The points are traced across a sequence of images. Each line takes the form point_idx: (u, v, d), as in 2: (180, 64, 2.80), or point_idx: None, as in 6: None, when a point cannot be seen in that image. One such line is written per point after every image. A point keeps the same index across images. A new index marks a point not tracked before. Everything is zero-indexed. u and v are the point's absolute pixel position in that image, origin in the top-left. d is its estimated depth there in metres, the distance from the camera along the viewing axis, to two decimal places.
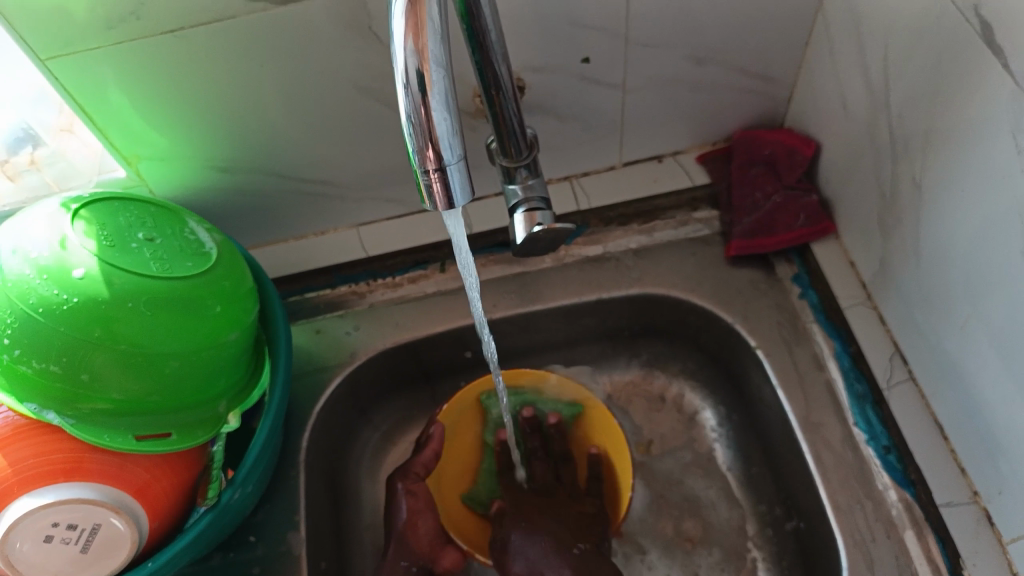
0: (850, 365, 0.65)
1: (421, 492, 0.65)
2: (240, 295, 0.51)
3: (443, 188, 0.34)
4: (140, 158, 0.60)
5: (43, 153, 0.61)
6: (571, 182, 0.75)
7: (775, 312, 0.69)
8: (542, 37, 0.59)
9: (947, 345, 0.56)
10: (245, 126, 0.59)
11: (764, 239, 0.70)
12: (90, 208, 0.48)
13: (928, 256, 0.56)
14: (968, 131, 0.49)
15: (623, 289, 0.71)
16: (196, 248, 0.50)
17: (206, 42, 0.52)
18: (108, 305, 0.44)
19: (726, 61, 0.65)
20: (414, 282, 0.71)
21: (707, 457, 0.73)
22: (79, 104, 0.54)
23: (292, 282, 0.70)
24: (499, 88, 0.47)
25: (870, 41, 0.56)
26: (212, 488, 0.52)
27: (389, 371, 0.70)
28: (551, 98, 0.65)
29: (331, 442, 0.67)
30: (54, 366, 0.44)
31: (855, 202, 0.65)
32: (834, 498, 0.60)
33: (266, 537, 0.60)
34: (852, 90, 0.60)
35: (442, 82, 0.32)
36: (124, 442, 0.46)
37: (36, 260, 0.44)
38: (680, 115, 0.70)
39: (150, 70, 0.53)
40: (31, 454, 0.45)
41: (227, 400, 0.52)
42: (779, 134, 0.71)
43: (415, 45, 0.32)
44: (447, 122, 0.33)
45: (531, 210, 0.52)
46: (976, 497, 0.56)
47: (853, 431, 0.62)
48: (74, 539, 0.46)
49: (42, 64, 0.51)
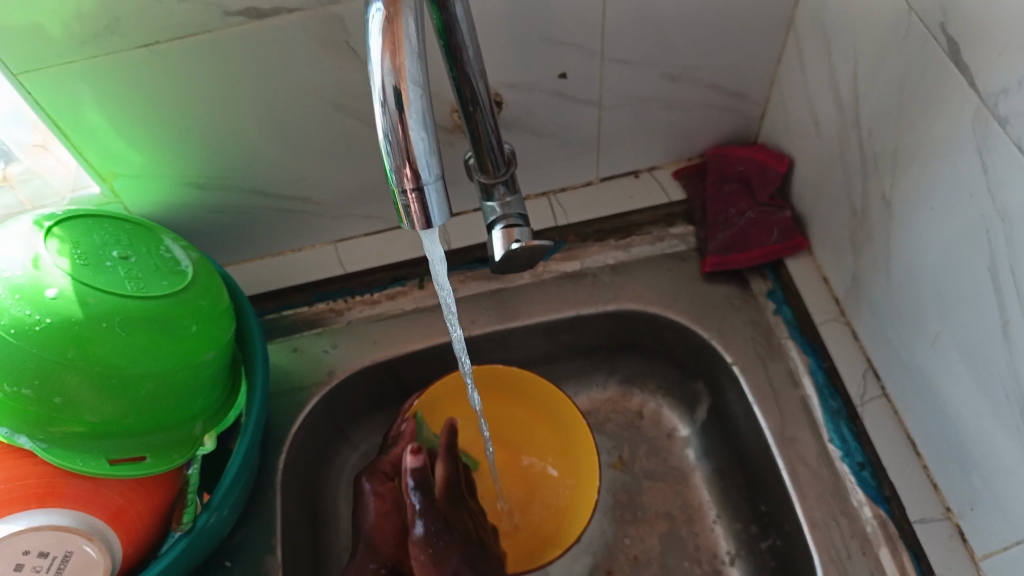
0: (824, 379, 0.66)
1: (389, 493, 0.61)
2: (216, 314, 0.50)
3: (421, 208, 0.34)
4: (116, 175, 0.59)
5: (16, 169, 0.60)
6: (548, 197, 0.75)
7: (750, 327, 0.70)
8: (519, 54, 0.60)
9: (918, 357, 0.57)
10: (220, 142, 0.59)
11: (738, 254, 0.71)
12: (63, 226, 0.47)
13: (898, 270, 0.57)
14: (935, 147, 0.50)
15: (600, 304, 0.72)
16: (171, 266, 0.49)
17: (180, 58, 0.51)
18: (83, 326, 0.43)
19: (700, 79, 0.66)
20: (392, 299, 0.71)
21: (685, 473, 0.73)
22: (53, 121, 0.53)
23: (269, 300, 0.70)
24: (476, 103, 0.47)
25: (840, 60, 0.57)
26: (187, 512, 0.51)
27: (368, 389, 0.70)
28: (528, 114, 0.66)
29: (308, 463, 0.66)
30: (26, 389, 0.43)
31: (826, 218, 0.66)
32: (810, 513, 0.60)
33: (242, 561, 0.59)
34: (823, 107, 0.62)
35: (418, 101, 0.32)
36: (98, 467, 0.45)
37: (9, 280, 0.43)
38: (655, 132, 0.71)
39: (125, 87, 0.52)
40: (8, 478, 0.44)
41: (204, 421, 0.51)
42: (752, 151, 0.72)
43: (392, 63, 0.31)
44: (425, 141, 0.33)
45: (508, 227, 0.53)
46: (949, 514, 0.57)
47: (829, 447, 0.63)
48: (45, 567, 0.44)
49: (16, 80, 0.50)
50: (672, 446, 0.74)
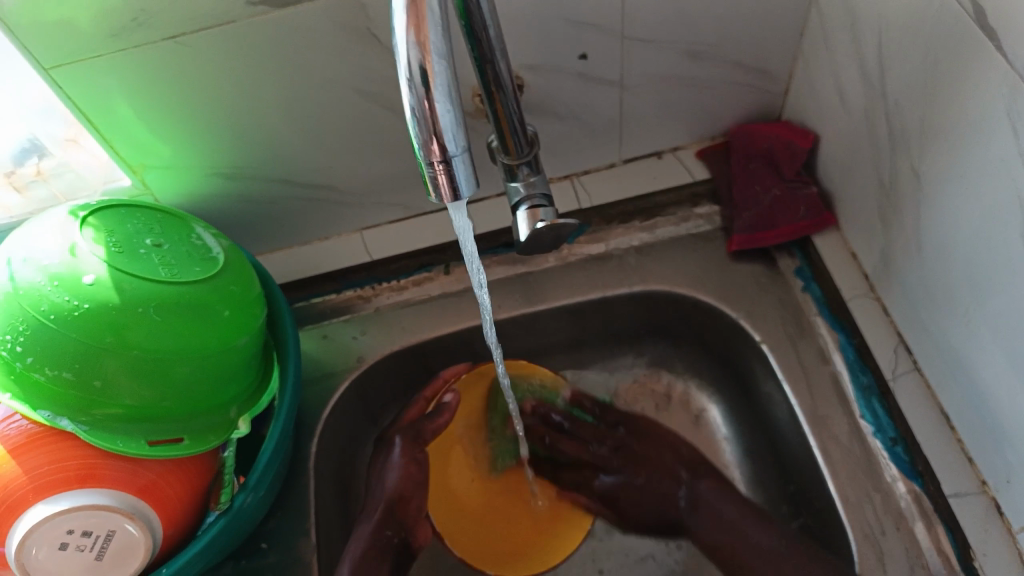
0: (855, 356, 0.65)
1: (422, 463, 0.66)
2: (248, 300, 0.51)
3: (449, 180, 0.35)
4: (146, 167, 0.60)
5: (49, 164, 0.61)
6: (571, 181, 0.75)
7: (778, 306, 0.69)
8: (540, 36, 0.60)
9: (950, 330, 0.56)
10: (247, 132, 0.59)
11: (765, 233, 0.70)
12: (98, 216, 0.49)
13: (928, 242, 0.56)
14: (963, 114, 0.49)
15: (626, 286, 0.72)
16: (203, 253, 0.50)
17: (207, 49, 0.52)
18: (119, 311, 0.44)
19: (722, 57, 0.66)
20: (419, 285, 0.71)
21: (715, 455, 0.73)
22: (84, 115, 0.55)
23: (299, 288, 0.71)
24: (498, 85, 0.48)
25: (865, 30, 0.57)
26: (225, 493, 0.52)
27: (397, 375, 0.71)
28: (550, 97, 0.66)
29: (340, 448, 0.67)
30: (67, 373, 0.44)
31: (854, 193, 0.65)
32: (843, 490, 0.60)
33: (277, 544, 0.60)
34: (849, 80, 0.61)
35: (444, 74, 0.32)
36: (137, 448, 0.46)
37: (47, 268, 0.44)
38: (678, 112, 0.71)
39: (154, 79, 0.53)
40: (46, 461, 0.45)
41: (238, 405, 0.52)
42: (777, 128, 0.71)
43: (417, 38, 0.32)
44: (451, 114, 0.33)
45: (533, 207, 0.53)
46: (984, 486, 0.56)
47: (860, 424, 0.62)
48: (89, 546, 0.45)
49: (47, 75, 0.51)
50: (702, 428, 0.74)
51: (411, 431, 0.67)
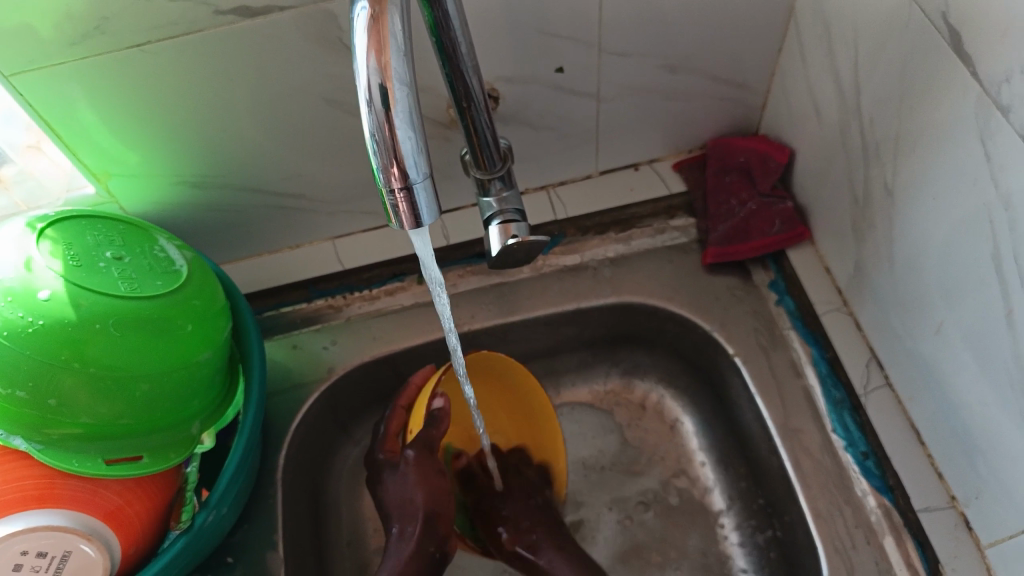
0: (828, 371, 0.65)
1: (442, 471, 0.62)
2: (211, 314, 0.50)
3: (409, 208, 0.34)
4: (110, 175, 0.59)
5: (10, 171, 0.60)
6: (547, 191, 0.75)
7: (752, 318, 0.69)
8: (517, 49, 0.59)
9: (921, 348, 0.56)
10: (215, 141, 0.58)
11: (740, 245, 0.70)
12: (56, 227, 0.47)
13: (901, 260, 0.56)
14: (938, 136, 0.49)
15: (601, 298, 0.71)
16: (166, 266, 0.49)
17: (171, 57, 0.51)
18: (76, 328, 0.43)
19: (699, 70, 0.65)
20: (391, 295, 0.70)
21: (689, 465, 0.72)
22: (47, 122, 0.53)
23: (267, 297, 0.69)
24: (470, 100, 0.47)
25: (840, 47, 0.57)
26: (186, 511, 0.51)
27: (367, 385, 0.70)
28: (525, 108, 0.65)
29: (309, 459, 0.66)
30: (21, 392, 0.43)
31: (829, 208, 0.65)
32: (814, 504, 0.60)
33: (245, 557, 0.59)
34: (824, 96, 0.61)
35: (405, 100, 0.32)
36: (95, 468, 0.46)
37: (1, 283, 0.43)
38: (655, 123, 0.70)
39: (117, 87, 0.52)
40: (1, 481, 0.44)
41: (200, 421, 0.51)
42: (753, 142, 0.71)
43: (378, 63, 0.31)
44: (413, 140, 0.32)
45: (506, 222, 0.52)
46: (954, 502, 0.57)
47: (832, 436, 0.62)
48: (44, 567, 0.45)
49: (7, 82, 0.50)
50: (676, 439, 0.74)
51: (422, 440, 0.62)
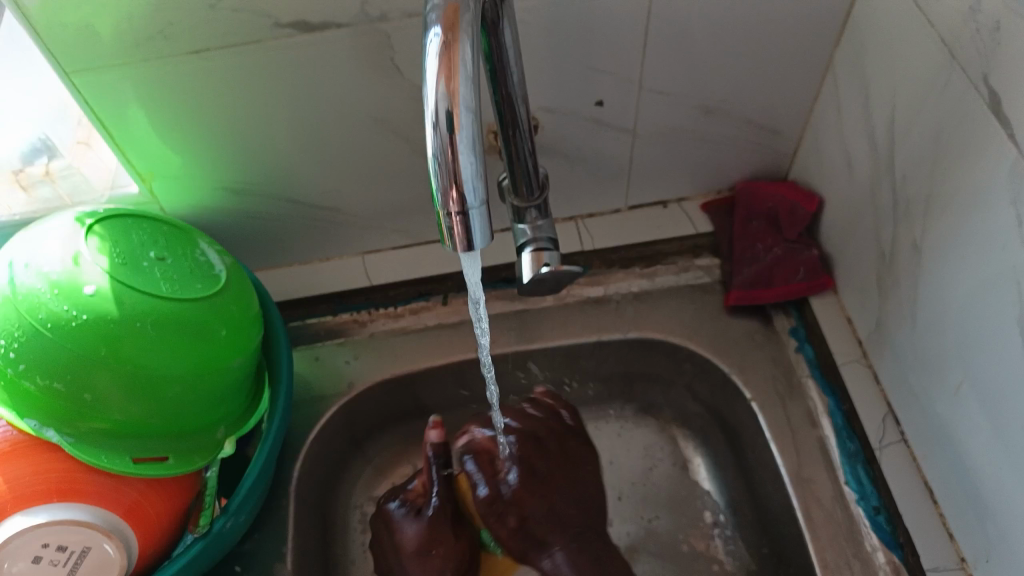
0: (844, 422, 0.65)
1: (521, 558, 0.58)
2: (246, 321, 0.50)
3: (463, 230, 0.35)
4: (154, 176, 0.60)
5: (58, 165, 0.60)
6: (576, 222, 0.76)
7: (771, 364, 0.69)
8: (560, 83, 0.61)
9: (939, 406, 0.57)
10: (257, 151, 0.59)
11: (763, 290, 0.71)
12: (104, 224, 0.48)
13: (925, 316, 0.57)
14: (969, 196, 0.50)
15: (621, 332, 0.72)
16: (205, 270, 0.50)
17: (226, 66, 0.52)
18: (116, 324, 0.43)
19: (734, 114, 0.66)
20: (415, 314, 0.71)
21: (699, 505, 0.72)
22: (99, 120, 0.54)
23: (294, 308, 0.70)
24: (516, 127, 0.48)
25: (877, 104, 0.58)
26: (205, 515, 0.51)
27: (385, 403, 0.70)
28: (563, 140, 0.66)
29: (321, 473, 0.66)
30: (57, 383, 0.43)
31: (854, 260, 0.66)
32: (823, 556, 0.59)
33: (251, 568, 0.59)
34: (856, 150, 0.62)
35: (470, 126, 0.33)
36: (122, 466, 0.45)
37: (49, 275, 0.44)
38: (686, 164, 0.71)
39: (169, 92, 0.53)
40: (30, 471, 0.44)
41: (225, 426, 0.51)
42: (780, 188, 0.72)
43: (447, 88, 0.32)
44: (473, 165, 0.34)
45: (538, 250, 0.53)
46: (964, 564, 0.56)
47: (844, 489, 0.62)
48: (63, 560, 0.45)
49: (65, 78, 0.51)
50: (686, 479, 0.74)
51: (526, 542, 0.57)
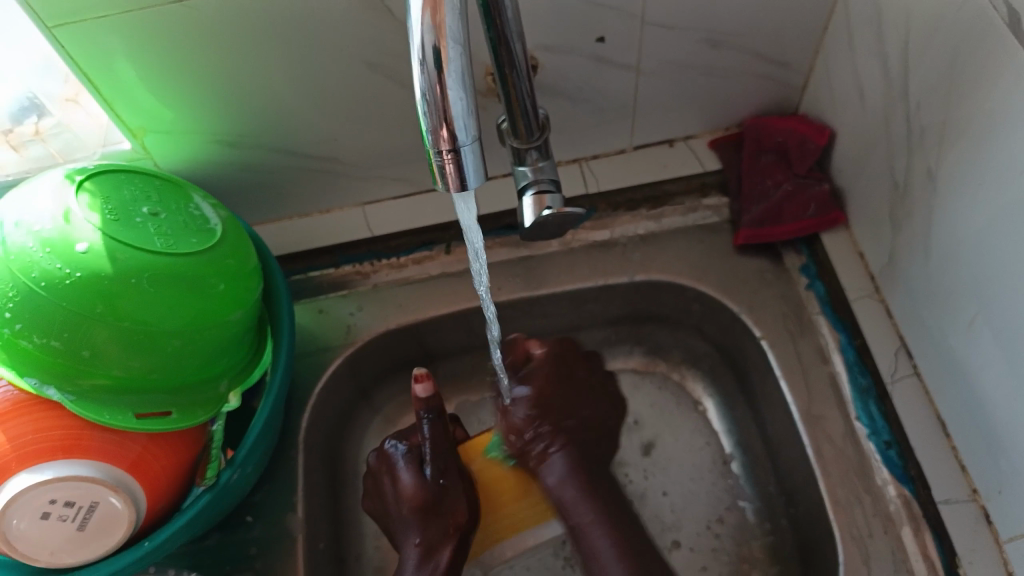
0: (855, 359, 0.64)
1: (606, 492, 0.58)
2: (244, 274, 0.50)
3: (456, 170, 0.34)
4: (146, 131, 0.58)
5: (48, 123, 0.60)
6: (580, 164, 0.74)
7: (781, 302, 0.68)
8: (557, 18, 0.58)
9: (952, 339, 0.56)
10: (249, 100, 0.58)
11: (772, 228, 0.69)
12: (95, 180, 0.47)
13: (940, 249, 0.55)
14: (988, 122, 0.47)
15: (627, 275, 0.71)
16: (200, 224, 0.49)
17: (212, 14, 0.50)
18: (111, 281, 0.43)
19: (740, 46, 0.64)
20: (419, 263, 0.70)
21: (711, 444, 0.72)
22: (85, 73, 0.53)
23: (297, 261, 0.70)
24: (512, 67, 0.46)
25: (890, 27, 0.55)
26: (212, 467, 0.52)
27: (390, 352, 0.69)
28: (563, 79, 0.64)
29: (331, 423, 0.66)
30: (56, 342, 0.43)
31: (866, 193, 0.64)
32: (834, 491, 0.59)
33: (264, 517, 0.59)
34: (869, 78, 0.59)
35: (458, 60, 0.32)
36: (125, 421, 0.46)
37: (40, 233, 0.43)
38: (692, 100, 0.69)
39: (157, 42, 0.52)
40: (32, 430, 0.44)
41: (228, 380, 0.51)
42: (792, 123, 0.69)
43: (432, 20, 0.31)
44: (464, 102, 0.32)
45: (540, 193, 0.52)
46: (975, 495, 0.56)
47: (856, 425, 0.61)
48: (71, 517, 0.45)
49: (48, 32, 0.50)
50: (696, 418, 0.74)
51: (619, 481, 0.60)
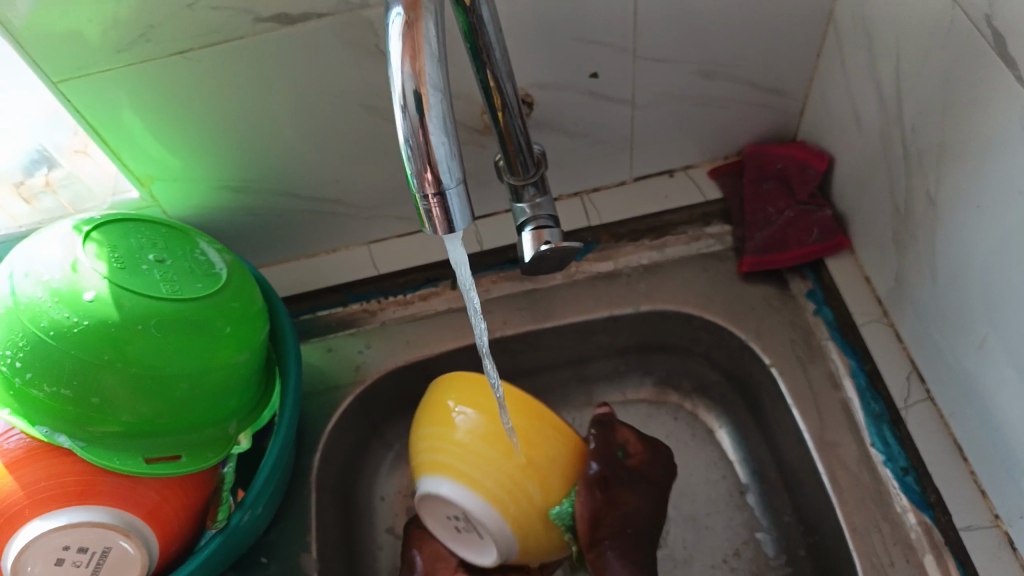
0: (867, 384, 0.63)
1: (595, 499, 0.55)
2: (249, 316, 0.51)
3: (442, 212, 0.34)
4: (153, 179, 0.60)
5: (58, 174, 0.61)
6: (581, 199, 0.75)
7: (789, 328, 0.68)
8: (552, 55, 0.60)
9: (964, 360, 0.55)
10: (254, 146, 0.59)
11: (777, 254, 0.69)
12: (102, 230, 0.49)
13: (945, 270, 0.55)
14: (983, 142, 0.48)
15: (633, 305, 0.71)
16: (205, 268, 0.50)
17: (213, 64, 0.52)
18: (118, 327, 0.44)
19: (735, 76, 0.65)
20: (425, 299, 0.71)
21: (726, 473, 0.72)
22: (93, 126, 0.55)
23: (303, 300, 0.71)
24: (504, 106, 0.47)
25: (881, 53, 0.56)
26: (222, 510, 0.52)
27: (399, 389, 0.70)
28: (561, 114, 0.65)
29: (343, 461, 0.67)
30: (64, 388, 0.44)
31: (868, 216, 0.64)
32: (851, 519, 0.58)
33: (278, 558, 0.60)
34: (864, 103, 0.60)
35: (439, 106, 0.33)
36: (135, 465, 0.46)
37: (49, 283, 0.45)
38: (691, 130, 0.70)
39: (162, 93, 0.53)
40: (46, 475, 0.45)
41: (237, 421, 0.52)
42: (792, 149, 0.70)
43: (412, 68, 0.32)
44: (446, 146, 0.33)
45: (539, 228, 0.52)
46: (997, 520, 0.55)
47: (870, 451, 0.61)
48: (85, 561, 0.46)
49: (54, 87, 0.52)
50: (709, 447, 0.73)
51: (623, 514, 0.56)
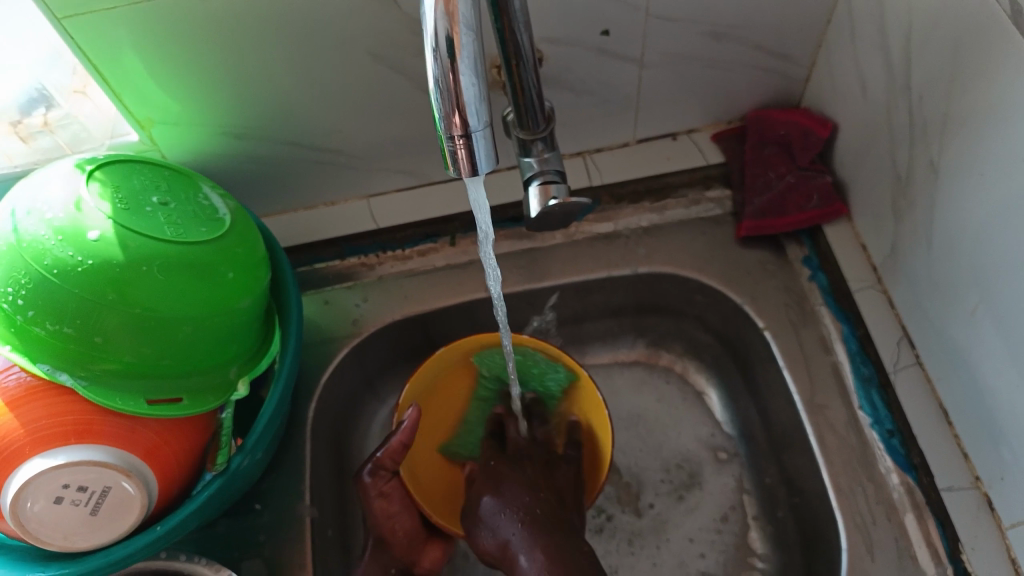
0: (858, 348, 0.64)
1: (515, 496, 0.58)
2: (253, 262, 0.50)
3: (468, 156, 0.34)
4: (152, 122, 0.59)
5: (56, 115, 0.60)
6: (583, 157, 0.74)
7: (783, 293, 0.68)
8: (562, 10, 0.59)
9: (955, 328, 0.56)
10: (256, 91, 0.58)
11: (775, 219, 0.69)
12: (104, 169, 0.48)
13: (941, 237, 0.56)
14: (988, 111, 0.48)
15: (630, 266, 0.71)
16: (209, 213, 0.50)
17: (219, 5, 0.51)
18: (122, 269, 0.44)
19: (743, 39, 0.64)
20: (423, 255, 0.70)
21: (714, 434, 0.73)
22: (93, 64, 0.54)
23: (300, 252, 0.70)
24: (519, 58, 0.46)
25: (892, 18, 0.56)
26: (222, 454, 0.52)
27: (397, 343, 0.70)
28: (567, 71, 0.65)
29: (337, 412, 0.67)
30: (68, 328, 0.43)
31: (868, 185, 0.64)
32: (837, 480, 0.59)
33: (273, 504, 0.60)
34: (871, 69, 0.60)
35: (471, 46, 0.32)
36: (137, 407, 0.46)
37: (52, 222, 0.44)
38: (695, 93, 0.69)
39: (163, 34, 0.52)
40: (46, 414, 0.45)
41: (238, 367, 0.52)
42: (793, 115, 0.70)
43: (445, 7, 0.31)
44: (475, 88, 0.33)
45: (545, 184, 0.52)
46: (977, 482, 0.56)
47: (858, 414, 0.62)
48: (84, 500, 0.45)
49: (56, 23, 0.50)
50: (699, 410, 0.75)
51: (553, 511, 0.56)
